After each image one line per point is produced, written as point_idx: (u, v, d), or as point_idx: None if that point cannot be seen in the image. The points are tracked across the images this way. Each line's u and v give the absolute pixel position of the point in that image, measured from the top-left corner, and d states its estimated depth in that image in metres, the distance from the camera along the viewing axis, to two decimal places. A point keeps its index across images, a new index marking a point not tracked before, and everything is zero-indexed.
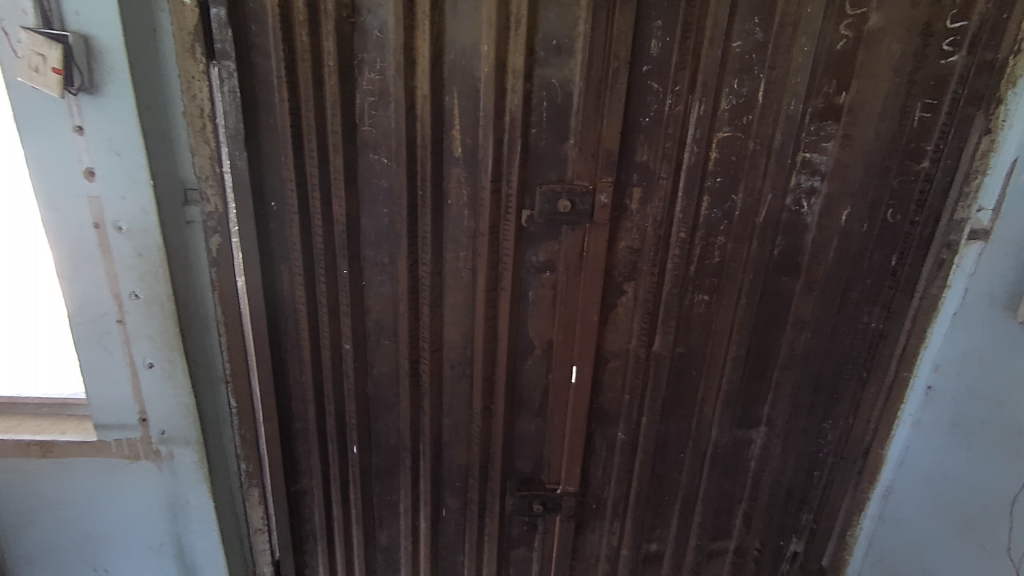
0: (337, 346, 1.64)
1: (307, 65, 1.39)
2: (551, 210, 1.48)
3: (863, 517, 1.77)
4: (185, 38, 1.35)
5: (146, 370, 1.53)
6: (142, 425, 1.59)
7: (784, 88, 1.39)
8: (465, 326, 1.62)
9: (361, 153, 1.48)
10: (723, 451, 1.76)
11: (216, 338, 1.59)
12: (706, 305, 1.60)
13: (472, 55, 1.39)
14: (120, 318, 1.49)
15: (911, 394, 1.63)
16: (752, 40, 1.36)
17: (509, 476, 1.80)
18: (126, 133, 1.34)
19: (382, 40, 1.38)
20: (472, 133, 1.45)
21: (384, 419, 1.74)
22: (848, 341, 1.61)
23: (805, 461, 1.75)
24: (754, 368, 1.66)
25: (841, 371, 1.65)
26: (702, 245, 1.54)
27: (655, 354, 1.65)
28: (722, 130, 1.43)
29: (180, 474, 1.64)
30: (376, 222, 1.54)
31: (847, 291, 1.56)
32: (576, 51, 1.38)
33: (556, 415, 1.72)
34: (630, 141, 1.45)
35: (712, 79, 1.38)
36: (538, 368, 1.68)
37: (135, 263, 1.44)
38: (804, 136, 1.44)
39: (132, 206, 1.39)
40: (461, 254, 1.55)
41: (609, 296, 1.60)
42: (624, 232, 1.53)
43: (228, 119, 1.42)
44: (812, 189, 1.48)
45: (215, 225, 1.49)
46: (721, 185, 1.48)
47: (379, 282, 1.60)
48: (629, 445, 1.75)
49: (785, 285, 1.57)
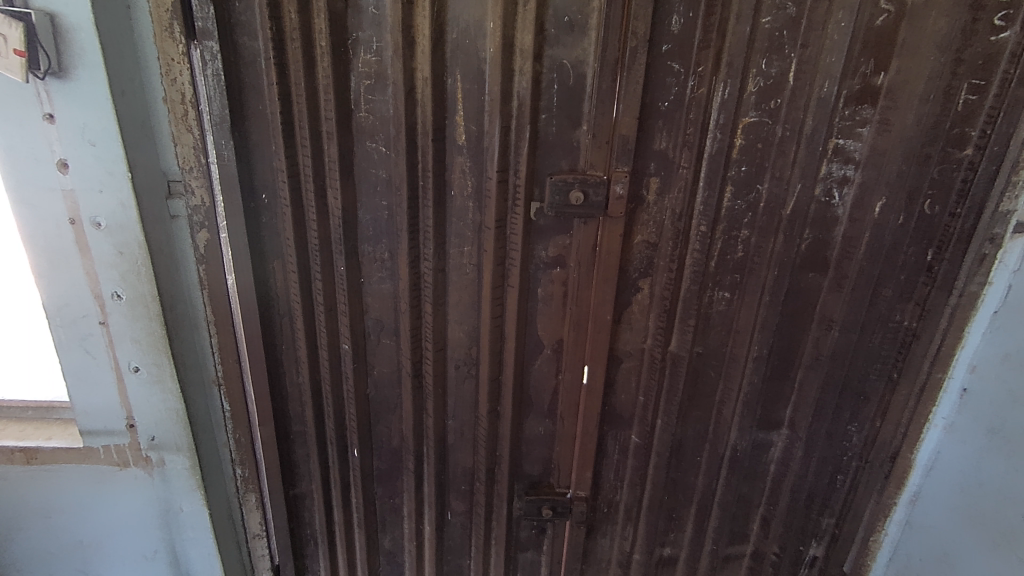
0: (335, 346, 1.55)
1: (296, 46, 1.28)
2: (562, 202, 1.38)
3: (889, 523, 1.68)
4: (163, 16, 1.24)
5: (132, 374, 1.45)
6: (130, 431, 1.50)
7: (817, 68, 1.27)
8: (470, 324, 1.54)
9: (357, 141, 1.37)
10: (742, 454, 1.67)
11: (206, 339, 1.50)
12: (727, 303, 1.50)
13: (476, 33, 1.27)
14: (103, 320, 1.40)
15: (945, 395, 1.52)
16: (783, 15, 1.24)
17: (517, 479, 1.72)
18: (100, 121, 1.23)
19: (378, 17, 1.27)
20: (476, 119, 1.34)
21: (386, 421, 1.66)
22: (878, 341, 1.52)
23: (828, 465, 1.67)
24: (777, 368, 1.57)
25: (869, 372, 1.55)
26: (723, 238, 1.43)
27: (672, 354, 1.55)
28: (748, 115, 1.32)
29: (172, 481, 1.57)
30: (375, 216, 1.44)
31: (879, 288, 1.46)
32: (590, 28, 1.27)
33: (567, 417, 1.64)
34: (648, 127, 1.35)
35: (739, 59, 1.27)
36: (548, 368, 1.59)
37: (116, 261, 1.34)
38: (838, 121, 1.32)
39: (110, 201, 1.29)
40: (466, 249, 1.46)
41: (623, 293, 1.50)
42: (640, 225, 1.43)
43: (213, 105, 1.31)
44: (845, 178, 1.37)
45: (202, 220, 1.39)
46: (746, 175, 1.37)
47: (378, 279, 1.50)
48: (643, 448, 1.67)
49: (812, 281, 1.47)
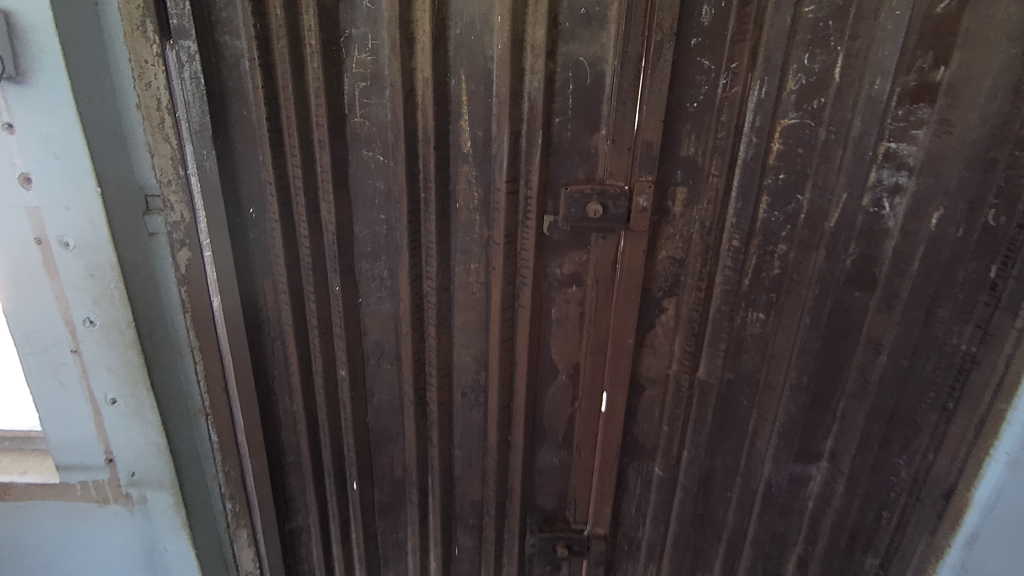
0: (331, 371, 1.43)
1: (283, 45, 1.15)
2: (578, 215, 1.24)
3: (940, 565, 1.44)
4: (133, 13, 1.12)
5: (108, 407, 1.33)
6: (108, 465, 1.39)
7: (866, 63, 1.12)
8: (477, 348, 1.40)
9: (352, 149, 1.25)
10: (777, 490, 1.51)
11: (190, 367, 1.38)
12: (762, 325, 1.35)
13: (483, 28, 1.15)
14: (75, 347, 1.28)
15: (1009, 427, 1.29)
16: (829, 3, 1.10)
17: (529, 513, 1.59)
18: (65, 131, 1.12)
19: (374, 12, 1.15)
20: (483, 124, 1.21)
21: (387, 450, 1.53)
22: (931, 366, 1.34)
23: (874, 502, 1.49)
24: (817, 397, 1.41)
25: (920, 402, 1.37)
26: (758, 254, 1.29)
27: (700, 381, 1.41)
28: (788, 116, 1.18)
29: (155, 518, 1.45)
30: (372, 230, 1.32)
31: (935, 309, 1.28)
32: (609, 21, 1.13)
33: (584, 448, 1.50)
34: (674, 131, 1.21)
35: (777, 54, 1.12)
36: (562, 396, 1.46)
37: (87, 285, 1.23)
38: (889, 122, 1.17)
39: (78, 219, 1.18)
40: (473, 266, 1.33)
41: (646, 314, 1.37)
42: (665, 240, 1.30)
43: (191, 112, 1.18)
44: (896, 186, 1.21)
45: (182, 237, 1.26)
46: (784, 183, 1.23)
47: (378, 300, 1.38)
48: (667, 482, 1.52)
49: (857, 300, 1.31)
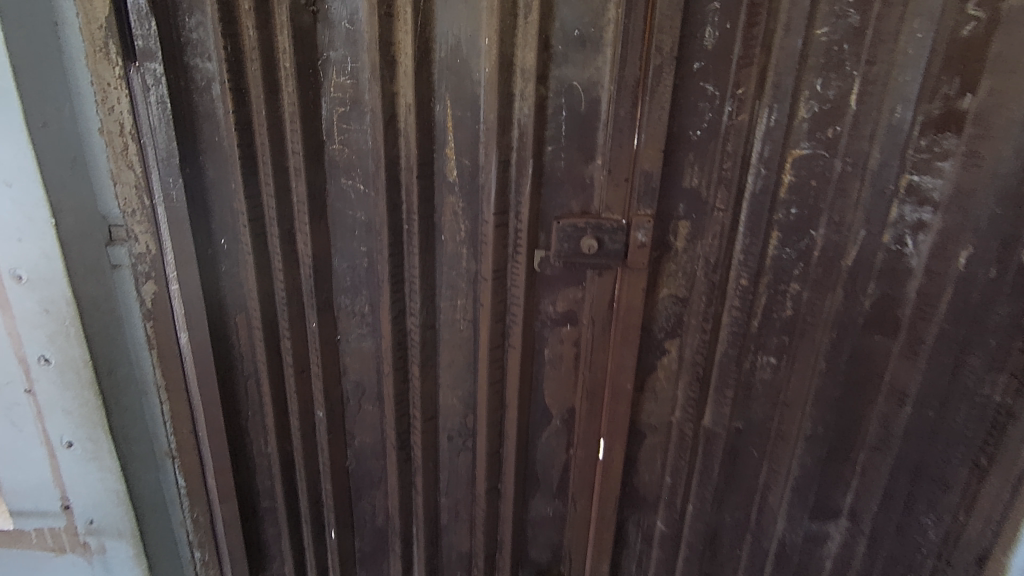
0: (309, 412, 1.34)
1: (256, 67, 1.09)
2: (572, 250, 1.16)
3: None
4: (96, 34, 1.07)
5: (64, 450, 1.25)
6: (65, 513, 1.30)
7: (886, 89, 1.03)
8: (464, 390, 1.30)
9: (331, 178, 1.17)
10: (791, 549, 1.38)
11: (156, 405, 1.31)
12: (773, 369, 1.24)
13: (469, 50, 1.07)
14: (29, 387, 1.20)
15: None
16: (843, 24, 1.01)
17: (521, 567, 1.47)
18: (16, 158, 1.05)
19: (353, 33, 1.07)
20: (470, 152, 1.13)
21: (369, 497, 1.43)
22: (961, 417, 1.20)
23: (898, 565, 1.34)
24: (835, 450, 1.28)
25: (948, 457, 1.23)
26: (769, 293, 1.18)
27: (705, 429, 1.30)
28: (800, 145, 1.08)
29: (115, 569, 1.35)
30: (352, 263, 1.23)
31: (964, 354, 1.15)
32: (604, 45, 1.05)
33: (579, 499, 1.38)
34: (675, 160, 1.12)
35: (788, 79, 1.04)
36: (556, 442, 1.35)
37: (42, 321, 1.15)
38: (911, 152, 1.06)
39: (31, 251, 1.10)
40: (459, 302, 1.23)
41: (646, 356, 1.26)
42: (667, 277, 1.20)
43: (157, 138, 1.12)
44: (920, 223, 1.10)
45: (148, 269, 1.20)
46: (796, 218, 1.13)
47: (358, 336, 1.29)
48: (670, 537, 1.40)
49: (879, 345, 1.19)
